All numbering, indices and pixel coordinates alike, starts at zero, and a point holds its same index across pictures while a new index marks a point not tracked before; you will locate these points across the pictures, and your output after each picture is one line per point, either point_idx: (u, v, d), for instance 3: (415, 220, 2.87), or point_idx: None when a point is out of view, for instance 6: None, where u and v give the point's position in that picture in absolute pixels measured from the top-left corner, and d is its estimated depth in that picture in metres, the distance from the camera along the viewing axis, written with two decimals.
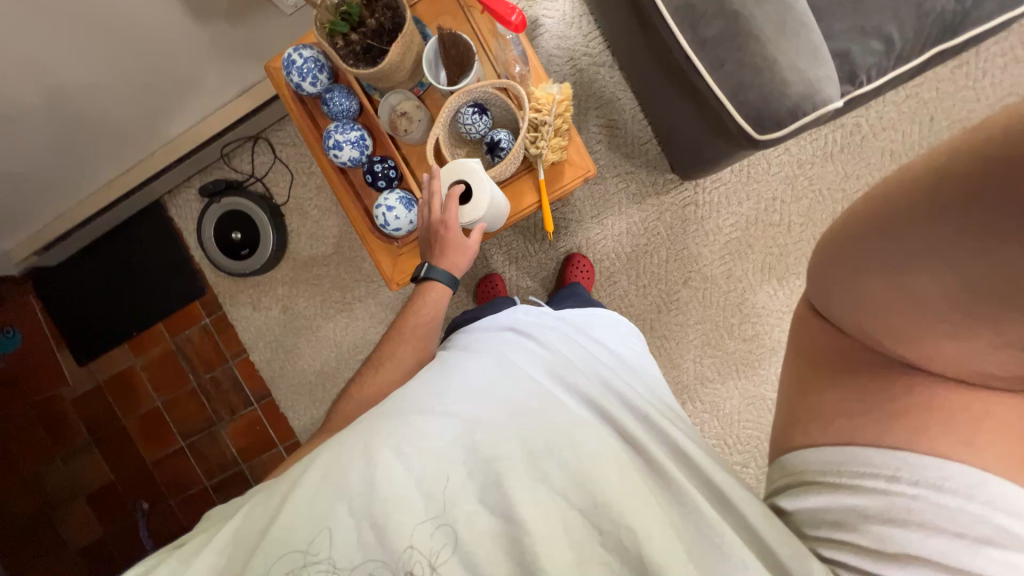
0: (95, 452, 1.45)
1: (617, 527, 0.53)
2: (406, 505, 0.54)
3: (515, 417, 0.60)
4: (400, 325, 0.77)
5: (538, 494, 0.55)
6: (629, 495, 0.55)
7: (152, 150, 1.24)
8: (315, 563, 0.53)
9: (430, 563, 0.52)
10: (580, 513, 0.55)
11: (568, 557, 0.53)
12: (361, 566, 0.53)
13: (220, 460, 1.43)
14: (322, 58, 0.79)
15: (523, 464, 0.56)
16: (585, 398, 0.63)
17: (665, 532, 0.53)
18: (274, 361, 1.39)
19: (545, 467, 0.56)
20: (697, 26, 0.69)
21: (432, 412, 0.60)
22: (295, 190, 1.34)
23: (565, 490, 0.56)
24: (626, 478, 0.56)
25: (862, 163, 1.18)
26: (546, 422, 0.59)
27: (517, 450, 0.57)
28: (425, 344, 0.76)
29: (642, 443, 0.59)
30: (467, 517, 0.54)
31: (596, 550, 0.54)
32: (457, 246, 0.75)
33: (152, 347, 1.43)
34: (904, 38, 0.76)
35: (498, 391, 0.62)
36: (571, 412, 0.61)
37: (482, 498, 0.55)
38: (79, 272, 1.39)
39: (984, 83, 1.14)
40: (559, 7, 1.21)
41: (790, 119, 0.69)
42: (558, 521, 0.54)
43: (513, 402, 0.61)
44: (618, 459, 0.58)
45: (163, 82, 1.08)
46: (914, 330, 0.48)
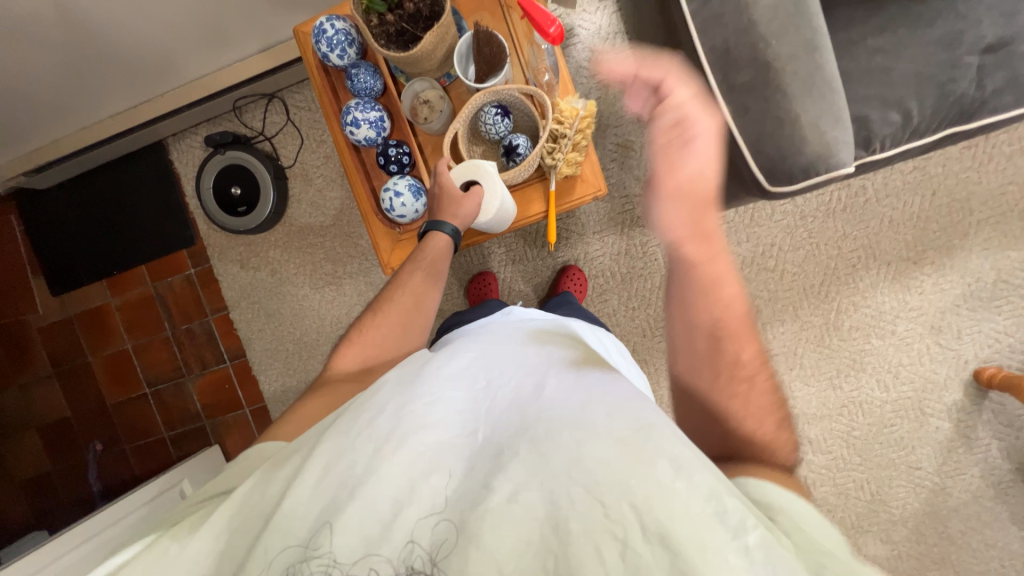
0: (55, 385, 1.42)
1: (630, 513, 0.42)
2: (411, 501, 0.48)
3: (516, 407, 0.53)
4: (402, 272, 0.77)
5: (542, 473, 0.46)
6: (631, 471, 0.43)
7: (163, 89, 1.21)
8: (317, 558, 0.46)
9: (431, 559, 0.45)
10: (583, 488, 0.44)
11: (577, 535, 0.43)
12: (361, 563, 0.46)
13: (183, 413, 1.41)
14: (353, 32, 0.78)
15: (526, 451, 0.48)
16: (578, 383, 0.54)
17: (695, 520, 0.40)
18: (254, 323, 1.37)
19: (548, 452, 0.47)
20: (728, 71, 0.70)
21: (430, 403, 0.53)
22: (303, 155, 1.32)
23: (570, 469, 0.45)
24: (622, 452, 0.45)
25: (860, 225, 1.22)
26: (548, 411, 0.51)
27: (520, 436, 0.50)
28: (426, 291, 0.76)
29: (650, 425, 0.47)
30: (474, 500, 0.47)
31: (604, 528, 0.43)
32: (451, 200, 0.75)
33: (131, 289, 1.40)
34: (921, 114, 0.78)
35: (500, 379, 0.57)
36: (566, 403, 0.51)
37: (485, 485, 0.47)
38: (66, 201, 1.35)
39: (990, 168, 1.18)
40: (596, 20, 1.21)
41: (802, 176, 0.70)
42: (563, 497, 0.44)
43: (515, 392, 0.55)
44: (615, 433, 0.46)
45: (187, 23, 1.05)
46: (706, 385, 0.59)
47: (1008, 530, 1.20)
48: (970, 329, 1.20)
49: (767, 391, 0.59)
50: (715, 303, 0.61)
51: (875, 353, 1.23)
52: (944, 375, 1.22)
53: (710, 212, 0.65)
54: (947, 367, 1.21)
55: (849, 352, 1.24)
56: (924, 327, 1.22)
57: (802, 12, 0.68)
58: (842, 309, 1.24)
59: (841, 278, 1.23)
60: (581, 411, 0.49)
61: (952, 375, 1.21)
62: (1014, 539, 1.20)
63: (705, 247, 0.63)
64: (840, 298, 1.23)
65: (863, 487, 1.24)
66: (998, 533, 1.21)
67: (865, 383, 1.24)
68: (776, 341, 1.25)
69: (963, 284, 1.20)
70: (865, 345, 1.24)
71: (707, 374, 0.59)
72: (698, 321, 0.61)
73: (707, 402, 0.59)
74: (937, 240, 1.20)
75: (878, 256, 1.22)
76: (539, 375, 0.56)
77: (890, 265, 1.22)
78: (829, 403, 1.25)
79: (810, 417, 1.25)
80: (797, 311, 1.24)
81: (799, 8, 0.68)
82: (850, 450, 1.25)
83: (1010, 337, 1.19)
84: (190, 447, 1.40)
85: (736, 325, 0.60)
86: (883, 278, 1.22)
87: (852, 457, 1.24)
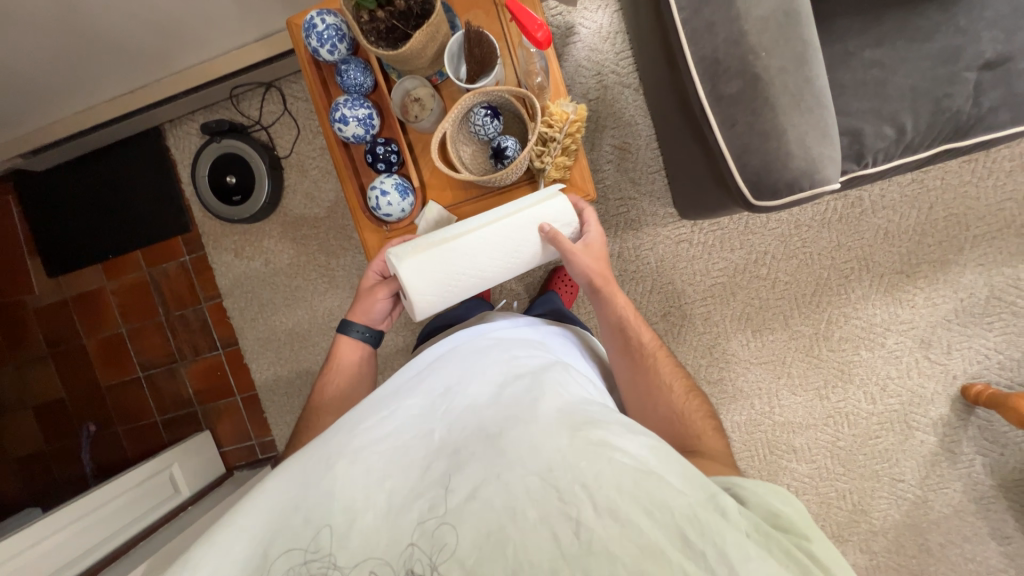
0: (50, 365, 1.44)
1: (581, 492, 0.46)
2: (369, 508, 0.50)
3: (473, 416, 0.58)
4: (321, 393, 0.82)
5: (499, 468, 0.49)
6: (576, 453, 0.49)
7: (160, 76, 1.21)
8: (316, 561, 0.47)
9: (431, 561, 0.45)
10: (537, 476, 0.48)
11: (533, 522, 0.45)
12: (361, 565, 0.46)
13: (176, 398, 1.43)
14: (344, 27, 0.78)
15: (483, 449, 0.52)
16: (533, 384, 0.60)
17: (633, 492, 0.46)
18: (247, 312, 1.38)
19: (503, 450, 0.51)
20: (717, 80, 0.69)
21: (387, 418, 0.58)
22: (299, 146, 1.32)
23: (524, 464, 0.49)
24: (572, 439, 0.50)
25: (855, 236, 1.21)
26: (504, 414, 0.56)
27: (476, 438, 0.54)
28: (352, 390, 0.82)
29: (598, 418, 0.54)
30: (435, 500, 0.49)
31: (559, 509, 0.46)
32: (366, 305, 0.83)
33: (126, 273, 1.41)
34: (915, 129, 0.77)
35: (457, 388, 0.62)
36: (520, 403, 0.57)
37: (444, 486, 0.50)
38: (62, 184, 1.36)
39: (988, 182, 1.16)
40: (597, 18, 1.20)
41: (786, 191, 0.70)
42: (519, 488, 0.47)
43: (471, 401, 0.60)
44: (563, 424, 0.53)
45: (183, 12, 1.04)
46: (638, 384, 0.74)
47: (987, 544, 1.21)
48: (960, 345, 1.20)
49: (672, 363, 0.76)
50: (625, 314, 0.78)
51: (864, 365, 1.23)
52: (931, 389, 1.21)
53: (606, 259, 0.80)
54: (935, 382, 1.21)
55: (837, 363, 1.24)
56: (914, 341, 1.21)
57: (794, 24, 0.67)
58: (833, 320, 1.23)
59: (834, 289, 1.23)
60: (527, 414, 0.55)
61: (940, 390, 1.21)
62: (992, 554, 1.21)
63: (607, 284, 0.79)
64: (832, 309, 1.23)
65: (845, 497, 1.25)
66: (977, 547, 1.21)
67: (852, 394, 1.24)
68: (765, 349, 1.25)
69: (956, 299, 1.19)
70: (854, 357, 1.23)
71: (629, 361, 0.75)
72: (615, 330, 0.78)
73: (641, 392, 0.73)
74: (932, 253, 1.19)
75: (872, 267, 1.21)
76: (498, 382, 0.61)
77: (883, 277, 1.21)
78: (816, 413, 1.25)
79: (796, 426, 1.26)
80: (787, 320, 1.24)
81: (791, 21, 0.67)
82: (834, 460, 1.25)
83: (1000, 354, 1.18)
84: (182, 432, 1.42)
85: (635, 321, 0.78)
86: (875, 289, 1.22)
87: (835, 467, 1.25)
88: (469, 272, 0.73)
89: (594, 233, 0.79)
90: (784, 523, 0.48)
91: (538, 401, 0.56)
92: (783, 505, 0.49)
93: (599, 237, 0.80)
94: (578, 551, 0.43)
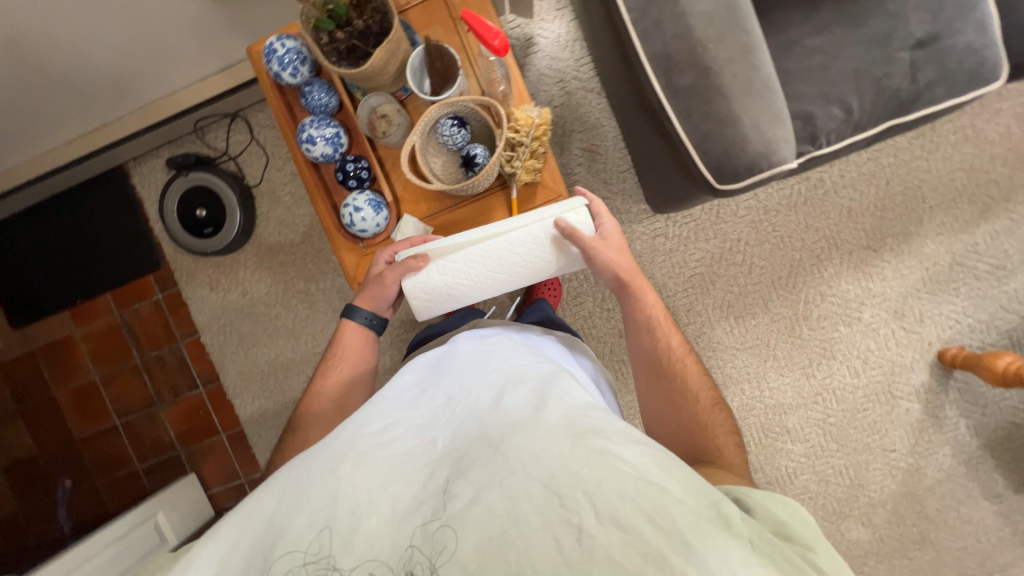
0: (20, 422, 1.37)
1: (582, 499, 0.45)
2: (371, 514, 0.49)
3: (475, 420, 0.57)
4: (319, 387, 0.80)
5: (501, 473, 0.49)
6: (579, 460, 0.48)
7: (120, 114, 1.19)
8: (316, 562, 0.47)
9: (431, 563, 0.45)
10: (539, 482, 0.47)
11: (535, 528, 0.45)
12: (361, 567, 0.47)
13: (156, 443, 1.37)
14: (305, 50, 0.78)
15: (485, 455, 0.51)
16: (537, 391, 0.59)
17: (638, 501, 0.44)
18: (227, 346, 1.34)
19: (505, 456, 0.50)
20: (671, 74, 0.72)
21: (391, 426, 0.58)
22: (269, 173, 1.31)
23: (526, 470, 0.48)
24: (574, 447, 0.49)
25: (821, 217, 1.26)
26: (506, 419, 0.55)
27: (478, 443, 0.53)
28: (354, 385, 0.80)
29: (602, 426, 0.53)
30: (437, 506, 0.49)
31: (561, 515, 0.45)
32: (372, 293, 0.80)
33: (96, 318, 1.36)
34: (862, 108, 0.81)
35: (459, 396, 0.61)
36: (522, 410, 0.56)
37: (446, 492, 0.49)
38: (24, 231, 1.32)
39: (937, 156, 1.23)
40: (555, 28, 1.23)
41: (747, 173, 0.73)
42: (520, 494, 0.47)
43: (474, 405, 0.59)
44: (565, 431, 0.52)
45: (140, 49, 1.04)
46: (661, 383, 0.76)
47: (982, 505, 1.24)
48: (931, 312, 1.24)
49: (699, 369, 0.78)
50: (650, 312, 0.79)
51: (844, 340, 1.27)
52: (910, 358, 1.25)
53: (629, 255, 0.80)
54: (913, 350, 1.25)
55: (819, 340, 1.27)
56: (888, 313, 1.25)
57: (737, 18, 0.71)
58: (810, 299, 1.27)
59: (807, 269, 1.26)
60: (530, 422, 0.54)
61: (918, 357, 1.25)
62: (987, 514, 1.24)
63: (632, 280, 0.79)
64: (807, 288, 1.27)
65: (842, 472, 1.26)
66: (972, 509, 1.24)
67: (836, 369, 1.27)
68: (748, 334, 1.28)
69: (922, 269, 1.24)
70: (835, 333, 1.27)
71: (651, 361, 0.78)
72: (641, 329, 0.79)
73: (664, 392, 0.76)
74: (895, 227, 1.25)
75: (840, 245, 1.26)
76: (499, 386, 0.61)
77: (852, 253, 1.26)
78: (804, 392, 1.27)
79: (787, 407, 1.28)
80: (767, 304, 1.27)
81: (733, 14, 0.71)
82: (827, 437, 1.27)
83: (969, 317, 1.23)
84: (166, 478, 1.36)
85: (661, 320, 0.79)
86: (846, 266, 1.26)
87: (829, 444, 1.27)
88: (467, 280, 0.74)
89: (611, 228, 0.78)
90: (789, 532, 0.49)
91: (540, 408, 0.55)
92: (790, 517, 0.50)
93: (617, 233, 0.79)
94: (578, 559, 0.43)
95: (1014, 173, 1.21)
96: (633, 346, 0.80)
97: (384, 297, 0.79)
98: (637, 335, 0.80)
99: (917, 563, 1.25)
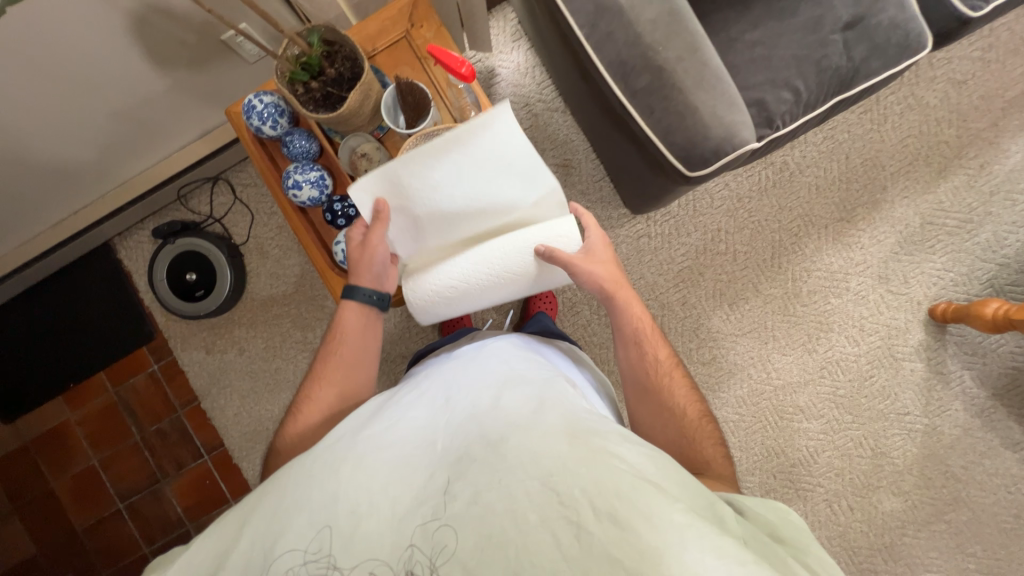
0: (18, 521, 1.31)
1: (580, 496, 0.45)
2: (372, 513, 0.48)
3: (473, 418, 0.56)
4: (321, 369, 0.77)
5: (500, 472, 0.48)
6: (578, 459, 0.48)
7: (103, 192, 1.21)
8: (316, 561, 0.46)
9: (431, 562, 0.45)
10: (537, 481, 0.47)
11: (534, 524, 0.44)
12: (361, 566, 0.46)
13: (163, 521, 1.31)
14: (282, 103, 0.82)
15: (485, 454, 0.50)
16: (535, 394, 0.58)
17: (639, 500, 0.44)
18: (229, 408, 1.32)
19: (504, 453, 0.50)
20: (628, 78, 0.77)
21: (391, 427, 0.56)
22: (255, 230, 1.33)
23: (525, 467, 0.48)
24: (573, 445, 0.49)
25: (792, 197, 1.31)
26: (505, 418, 0.54)
27: (477, 443, 0.52)
28: (359, 366, 0.78)
29: (600, 428, 0.54)
30: (437, 507, 0.48)
31: (559, 511, 0.45)
32: (367, 264, 0.78)
33: (90, 399, 1.33)
34: (808, 89, 0.87)
35: (456, 396, 0.60)
36: (520, 410, 0.55)
37: (446, 492, 0.48)
38: (13, 322, 1.30)
39: (888, 126, 1.30)
40: (513, 58, 1.31)
41: (714, 158, 0.77)
42: (519, 492, 0.46)
43: (472, 404, 0.58)
44: (564, 430, 0.51)
45: (120, 129, 1.07)
46: (655, 397, 0.74)
47: (1004, 455, 1.24)
48: (914, 272, 1.28)
49: (687, 384, 0.76)
50: (638, 325, 0.77)
51: (837, 312, 1.29)
52: (904, 319, 1.28)
53: (615, 268, 0.80)
54: (904, 311, 1.28)
55: (814, 315, 1.29)
56: (873, 279, 1.29)
57: (680, 21, 0.77)
58: (797, 276, 1.30)
59: (789, 248, 1.31)
60: (530, 422, 0.53)
61: (911, 318, 1.28)
62: (1011, 464, 1.24)
63: (619, 291, 0.78)
64: (792, 267, 1.30)
65: (862, 444, 1.26)
66: (996, 461, 1.24)
67: (836, 341, 1.29)
68: (745, 319, 1.30)
69: (896, 233, 1.29)
70: (827, 306, 1.29)
71: (640, 375, 0.75)
72: (631, 342, 0.77)
73: (657, 406, 0.73)
74: (863, 197, 1.30)
75: (815, 222, 1.31)
76: (497, 386, 0.60)
77: (828, 227, 1.30)
78: (810, 367, 1.29)
79: (796, 385, 1.28)
80: (757, 287, 1.30)
81: (676, 19, 0.77)
82: (841, 410, 1.27)
83: (950, 272, 1.27)
84: None
85: (649, 333, 0.78)
86: (825, 240, 1.31)
87: (844, 416, 1.27)
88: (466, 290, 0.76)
89: (596, 242, 0.80)
90: (782, 536, 0.51)
91: (538, 410, 0.55)
92: (779, 520, 0.53)
93: (603, 246, 0.81)
94: (577, 555, 0.43)
95: (961, 133, 1.29)
96: (623, 360, 0.77)
97: (378, 263, 0.79)
98: (626, 349, 0.77)
99: (955, 525, 1.23)
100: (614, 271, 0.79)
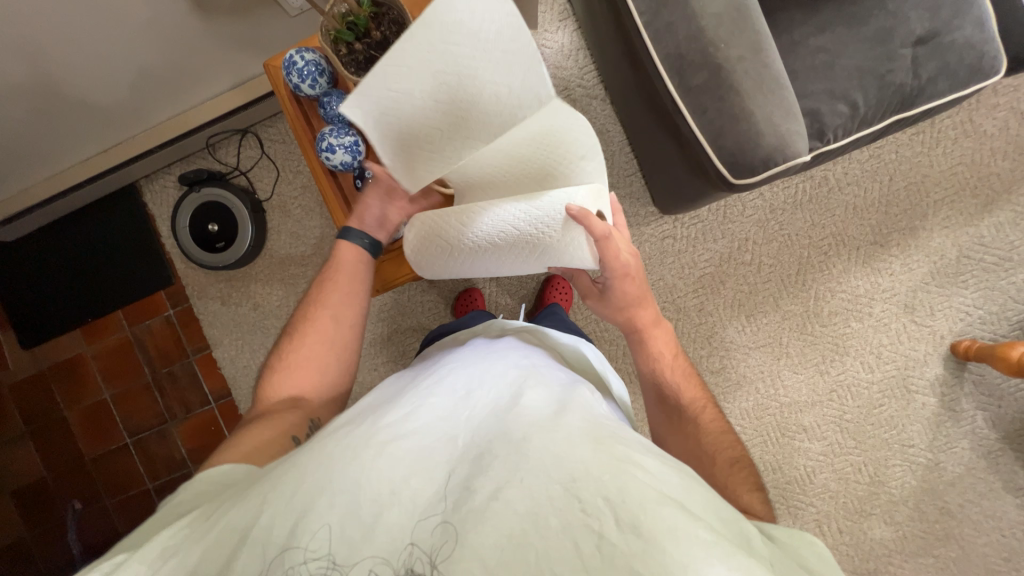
0: (31, 443, 1.36)
1: (605, 505, 0.45)
2: (394, 503, 0.48)
3: (496, 415, 0.56)
4: (316, 296, 0.81)
5: (524, 471, 0.48)
6: (603, 467, 0.48)
7: (133, 133, 1.21)
8: (317, 561, 0.46)
9: (431, 561, 0.45)
10: (560, 484, 0.47)
11: (555, 530, 0.44)
12: (360, 565, 0.45)
13: (168, 461, 1.35)
14: (323, 62, 0.80)
15: (507, 453, 0.50)
16: (556, 396, 0.59)
17: (664, 510, 0.45)
18: (239, 360, 1.34)
19: (527, 454, 0.49)
20: (684, 74, 0.74)
21: (413, 415, 0.56)
22: (279, 187, 1.33)
23: (548, 470, 0.48)
24: (597, 451, 0.49)
25: (827, 214, 1.27)
26: (527, 417, 0.54)
27: (500, 439, 0.52)
28: (354, 295, 0.81)
29: (621, 434, 0.54)
30: (457, 500, 0.48)
31: (579, 517, 0.45)
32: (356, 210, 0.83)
33: (107, 335, 1.36)
34: (867, 104, 0.83)
35: (478, 390, 0.60)
36: (544, 410, 0.55)
37: (468, 487, 0.48)
38: (38, 253, 1.33)
39: (939, 150, 1.25)
40: (558, 38, 1.26)
41: (762, 167, 0.75)
42: (542, 494, 0.46)
43: (494, 402, 0.58)
44: (588, 436, 0.52)
45: (157, 70, 1.06)
46: (678, 432, 0.75)
47: (1004, 499, 1.23)
48: (942, 305, 1.25)
49: (713, 418, 0.75)
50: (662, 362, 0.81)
51: (856, 336, 1.27)
52: (923, 351, 1.25)
53: (646, 306, 0.80)
54: (925, 344, 1.25)
55: (831, 337, 1.27)
56: (898, 307, 1.26)
57: (747, 17, 0.73)
58: (820, 296, 1.27)
59: (815, 266, 1.27)
60: (553, 425, 0.53)
61: (931, 351, 1.25)
62: (1010, 508, 1.23)
63: (643, 329, 0.81)
64: (817, 285, 1.27)
65: (861, 470, 1.25)
66: (994, 503, 1.23)
67: (850, 365, 1.26)
68: (760, 332, 1.28)
69: (930, 263, 1.25)
70: (846, 329, 1.27)
71: (665, 413, 0.78)
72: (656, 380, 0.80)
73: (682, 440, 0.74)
74: (901, 222, 1.26)
75: (847, 242, 1.27)
76: (517, 384, 0.60)
77: (859, 249, 1.27)
78: (819, 389, 1.27)
79: (802, 405, 1.27)
80: (777, 301, 1.28)
81: (743, 15, 0.73)
82: (844, 433, 1.26)
83: (980, 309, 1.24)
84: None
85: (679, 373, 0.80)
86: (854, 262, 1.27)
87: (847, 441, 1.26)
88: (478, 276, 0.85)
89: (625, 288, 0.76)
90: (808, 566, 0.50)
91: (561, 413, 0.55)
92: (809, 552, 0.52)
93: (631, 288, 0.77)
94: (598, 565, 0.42)
95: (1014, 166, 1.23)
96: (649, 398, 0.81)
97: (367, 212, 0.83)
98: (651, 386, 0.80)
99: (943, 560, 1.23)
100: (642, 310, 0.80)
